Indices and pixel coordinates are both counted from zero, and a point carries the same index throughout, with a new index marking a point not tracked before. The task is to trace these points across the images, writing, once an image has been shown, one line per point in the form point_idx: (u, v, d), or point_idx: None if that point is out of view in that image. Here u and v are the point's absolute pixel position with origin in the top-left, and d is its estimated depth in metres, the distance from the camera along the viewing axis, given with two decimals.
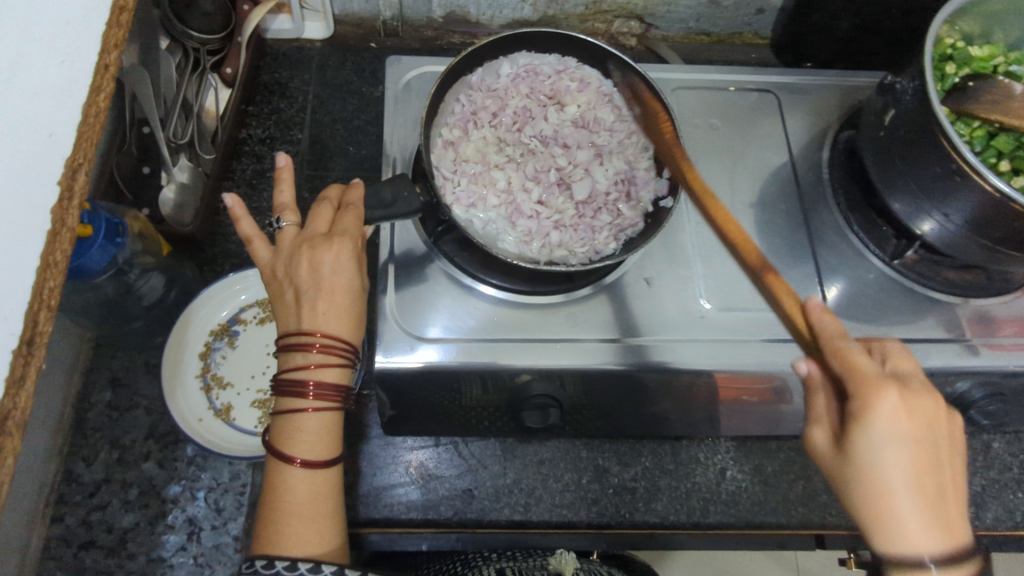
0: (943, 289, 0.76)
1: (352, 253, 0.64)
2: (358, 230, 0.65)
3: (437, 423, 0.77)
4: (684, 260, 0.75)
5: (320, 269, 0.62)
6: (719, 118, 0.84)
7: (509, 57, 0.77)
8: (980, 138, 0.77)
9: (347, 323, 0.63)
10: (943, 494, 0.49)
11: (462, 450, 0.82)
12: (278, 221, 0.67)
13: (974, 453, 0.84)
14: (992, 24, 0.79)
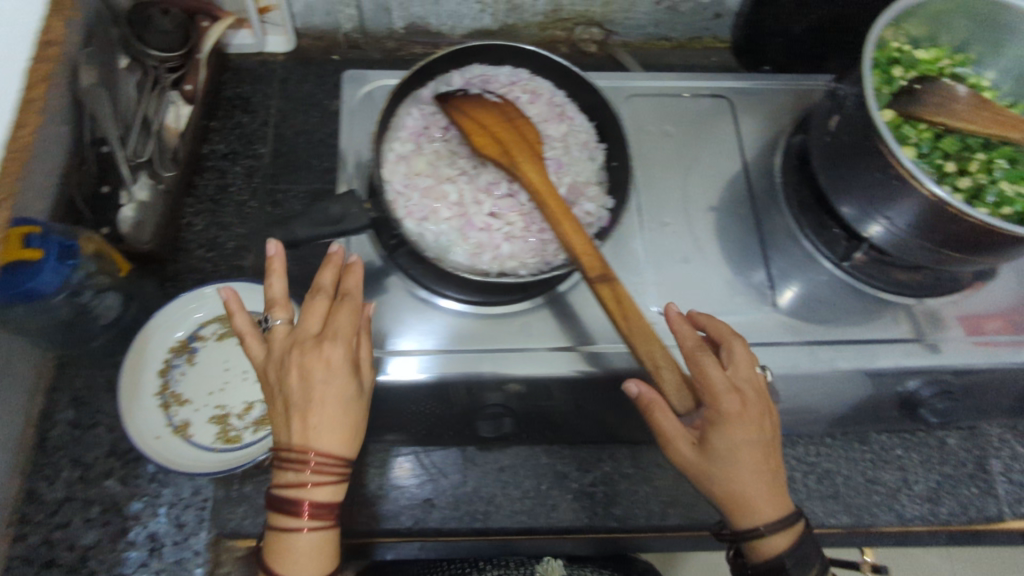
0: (891, 289, 0.77)
1: (344, 358, 0.60)
2: (350, 328, 0.62)
3: (396, 433, 0.79)
4: (635, 266, 0.77)
5: (309, 378, 0.59)
6: (673, 125, 0.84)
7: (462, 69, 0.77)
8: (927, 140, 0.78)
9: (344, 435, 0.60)
10: (776, 473, 0.61)
11: (423, 456, 0.82)
12: (268, 319, 0.64)
13: (929, 450, 0.85)
14: (935, 27, 0.80)
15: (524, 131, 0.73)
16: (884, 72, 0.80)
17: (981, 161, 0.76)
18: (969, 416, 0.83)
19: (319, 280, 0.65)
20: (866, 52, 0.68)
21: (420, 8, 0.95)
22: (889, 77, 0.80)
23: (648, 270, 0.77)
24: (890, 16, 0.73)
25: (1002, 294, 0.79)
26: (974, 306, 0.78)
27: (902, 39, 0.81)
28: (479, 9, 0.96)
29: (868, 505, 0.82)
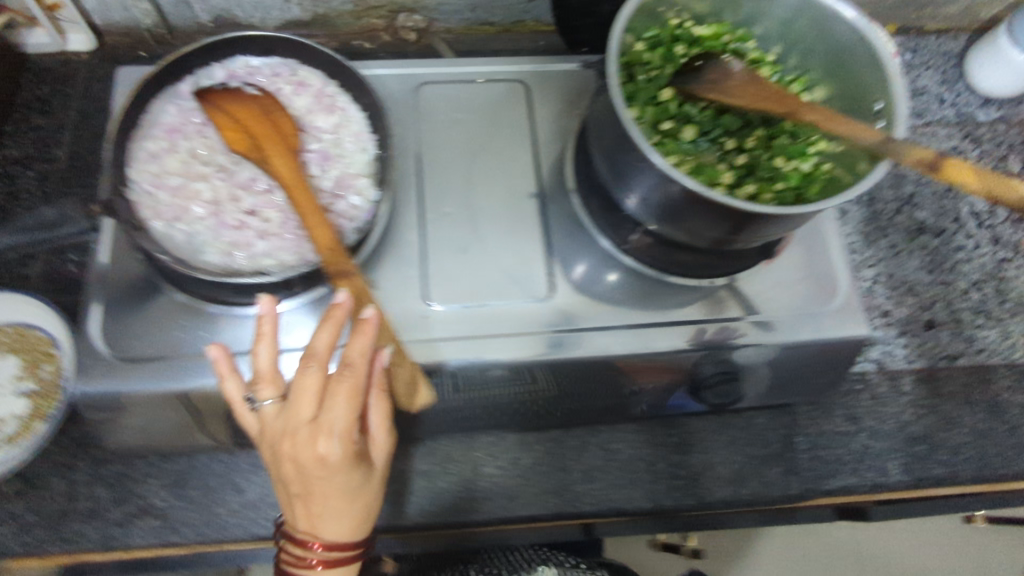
0: (675, 271, 0.76)
1: (343, 452, 0.62)
2: (351, 416, 0.62)
3: (168, 442, 0.81)
4: (410, 260, 0.76)
5: (306, 474, 0.62)
6: (464, 112, 0.81)
7: (222, 61, 0.74)
8: (709, 118, 0.75)
9: (353, 519, 0.66)
10: None
11: (204, 469, 0.83)
12: (256, 397, 0.65)
13: (732, 431, 0.86)
14: (718, 4, 0.76)
15: (278, 127, 0.70)
16: (665, 50, 0.76)
17: (756, 140, 0.74)
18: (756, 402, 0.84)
19: (313, 350, 0.63)
20: (619, 23, 0.64)
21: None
22: (670, 55, 0.76)
23: (422, 263, 0.75)
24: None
25: (782, 276, 0.78)
26: (752, 291, 0.77)
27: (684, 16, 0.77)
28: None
29: (668, 489, 0.83)
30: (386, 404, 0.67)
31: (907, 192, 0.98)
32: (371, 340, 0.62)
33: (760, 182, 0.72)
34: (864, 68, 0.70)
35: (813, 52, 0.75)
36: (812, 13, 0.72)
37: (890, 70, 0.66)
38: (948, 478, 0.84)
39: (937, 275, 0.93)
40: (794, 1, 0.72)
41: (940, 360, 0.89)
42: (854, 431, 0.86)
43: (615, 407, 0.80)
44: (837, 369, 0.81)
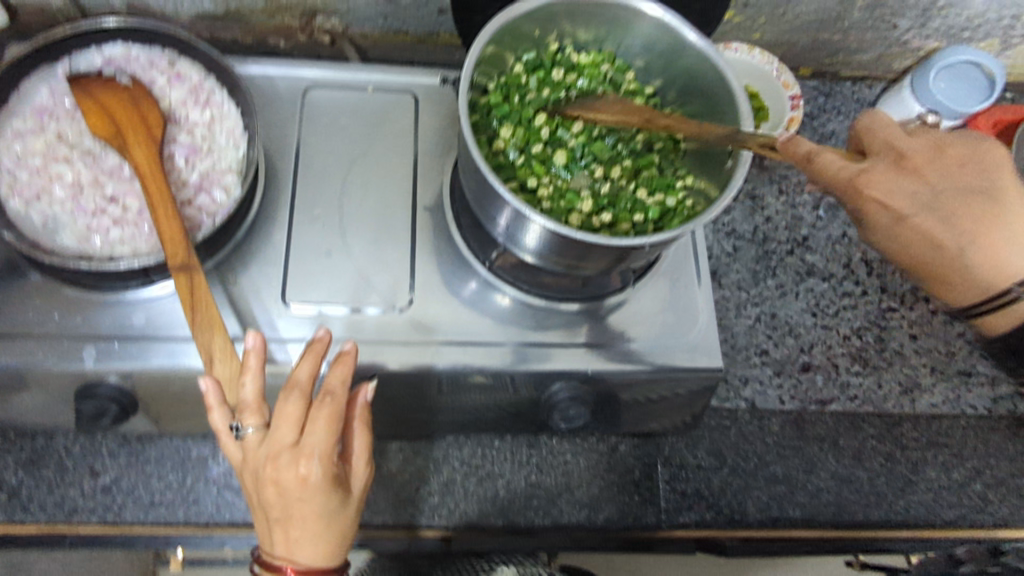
0: (535, 292, 0.77)
1: (324, 474, 0.57)
2: (331, 439, 0.58)
3: (19, 422, 0.78)
4: (275, 259, 0.76)
5: (286, 495, 0.57)
6: (348, 118, 0.84)
7: (99, 49, 0.75)
8: (580, 143, 0.76)
9: (328, 545, 0.59)
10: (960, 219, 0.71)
11: (62, 451, 0.82)
12: (239, 426, 0.59)
13: (596, 455, 0.87)
14: (599, 33, 0.77)
15: (142, 116, 0.70)
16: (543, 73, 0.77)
17: (623, 168, 0.75)
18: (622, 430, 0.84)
19: (297, 376, 0.61)
20: (477, 40, 0.66)
21: None
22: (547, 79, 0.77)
23: (285, 262, 0.76)
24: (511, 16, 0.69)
25: (645, 304, 0.79)
26: (612, 317, 0.78)
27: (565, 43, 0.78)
28: None
29: (522, 510, 0.83)
30: (366, 432, 0.63)
31: (801, 235, 0.99)
32: (348, 371, 0.63)
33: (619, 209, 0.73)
34: (725, 105, 0.71)
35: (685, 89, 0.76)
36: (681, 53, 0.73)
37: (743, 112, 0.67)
38: (804, 521, 0.84)
39: (819, 319, 0.94)
40: (665, 38, 0.73)
41: (811, 403, 0.90)
42: (716, 466, 0.86)
43: (473, 424, 0.81)
44: (696, 405, 0.81)
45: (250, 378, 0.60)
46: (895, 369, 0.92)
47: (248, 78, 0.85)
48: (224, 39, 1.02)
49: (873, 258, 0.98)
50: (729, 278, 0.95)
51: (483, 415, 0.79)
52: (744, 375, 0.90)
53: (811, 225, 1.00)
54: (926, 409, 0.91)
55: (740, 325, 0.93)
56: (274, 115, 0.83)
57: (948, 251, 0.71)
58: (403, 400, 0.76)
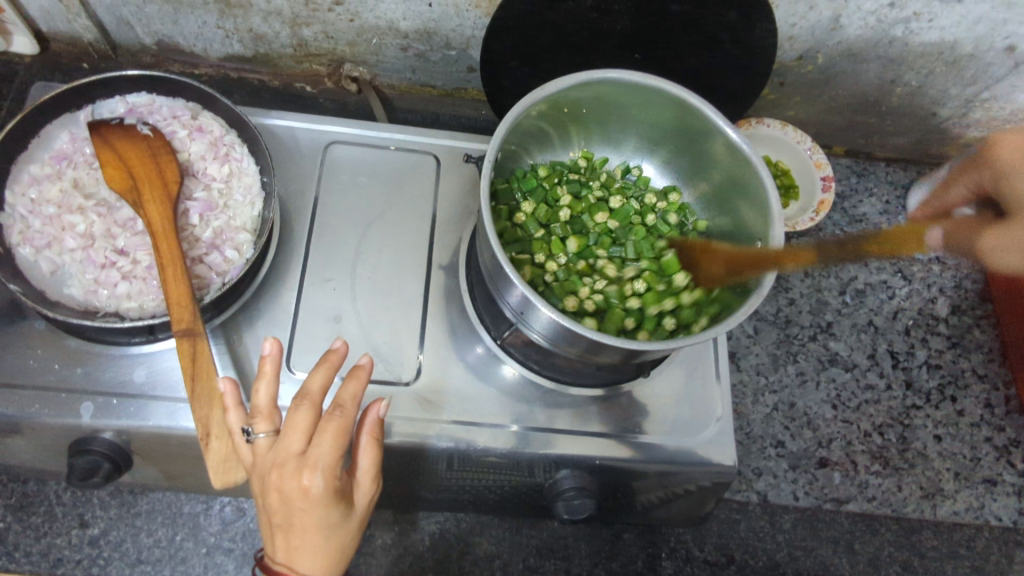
0: (547, 374, 0.74)
1: (326, 487, 0.54)
2: (337, 452, 0.55)
3: (10, 468, 0.75)
4: (282, 322, 0.74)
5: (288, 503, 0.54)
6: (368, 178, 0.83)
7: (123, 98, 0.74)
8: (599, 238, 0.77)
9: (326, 559, 0.55)
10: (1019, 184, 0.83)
11: (52, 497, 0.80)
12: (251, 430, 0.59)
13: (599, 542, 0.84)
14: (637, 123, 0.77)
15: (160, 170, 0.69)
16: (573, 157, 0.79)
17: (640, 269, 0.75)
18: (629, 518, 0.81)
19: (309, 386, 0.59)
20: (506, 120, 0.64)
21: (161, 26, 0.92)
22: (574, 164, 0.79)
23: (292, 325, 0.74)
24: (546, 95, 0.68)
25: (659, 392, 0.76)
26: (624, 404, 0.75)
27: (603, 127, 0.79)
28: (224, 34, 0.93)
29: None
30: (377, 449, 0.59)
31: (825, 320, 0.97)
32: (361, 388, 0.60)
33: (629, 305, 0.73)
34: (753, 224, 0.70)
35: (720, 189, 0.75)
36: (718, 153, 0.72)
37: (772, 214, 0.65)
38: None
39: (840, 412, 0.91)
40: (704, 134, 0.72)
41: (827, 502, 0.86)
42: (723, 562, 0.83)
43: (473, 502, 0.78)
44: (706, 501, 0.78)
45: (265, 387, 0.59)
46: (917, 471, 0.89)
47: (269, 128, 0.83)
48: (251, 81, 1.02)
49: (898, 349, 0.95)
50: (749, 361, 0.93)
51: (484, 495, 0.77)
52: (758, 467, 0.87)
53: (836, 310, 0.97)
54: (947, 516, 0.87)
55: (757, 413, 0.90)
56: (293, 171, 0.82)
57: (1021, 194, 0.81)
58: (402, 473, 0.74)
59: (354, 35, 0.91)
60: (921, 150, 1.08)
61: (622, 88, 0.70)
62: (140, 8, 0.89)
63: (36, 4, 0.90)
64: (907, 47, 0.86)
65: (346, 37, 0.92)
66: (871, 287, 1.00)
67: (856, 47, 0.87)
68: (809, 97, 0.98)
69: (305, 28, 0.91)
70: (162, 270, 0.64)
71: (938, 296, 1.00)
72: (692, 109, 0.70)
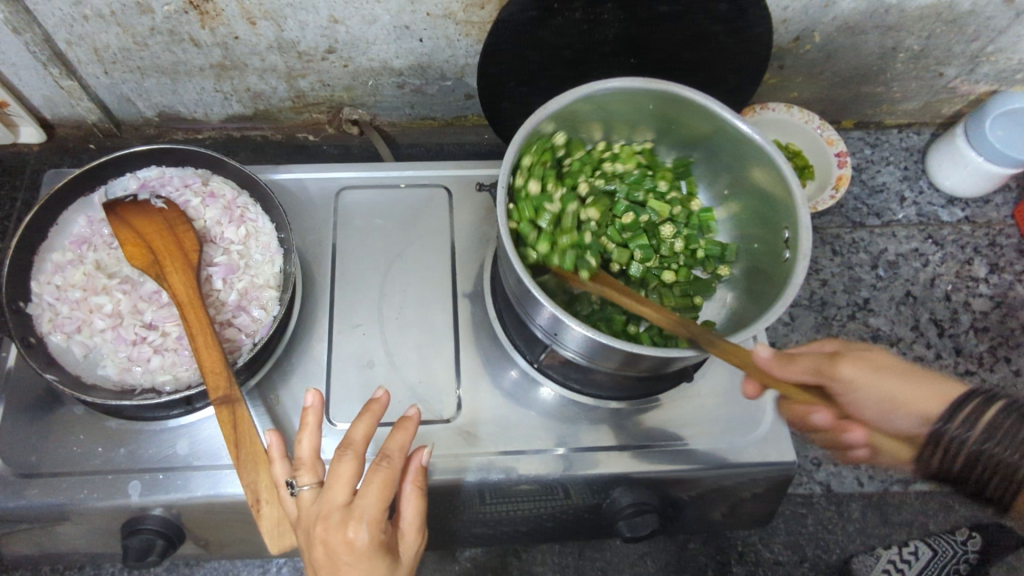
0: (590, 392, 0.73)
1: (372, 540, 0.53)
2: (383, 503, 0.54)
3: (64, 555, 0.75)
4: (316, 374, 0.73)
5: (333, 558, 0.52)
6: (382, 219, 0.83)
7: (133, 174, 0.74)
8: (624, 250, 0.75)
9: None
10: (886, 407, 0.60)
11: None
12: (295, 483, 0.58)
13: (665, 556, 0.82)
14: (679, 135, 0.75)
15: (177, 241, 0.69)
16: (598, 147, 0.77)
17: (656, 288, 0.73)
18: (692, 528, 0.79)
19: (352, 438, 0.59)
20: (517, 140, 0.64)
21: (161, 98, 0.93)
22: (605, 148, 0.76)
23: (326, 377, 0.73)
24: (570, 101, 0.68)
25: (704, 395, 0.74)
26: (670, 410, 0.73)
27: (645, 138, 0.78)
28: (223, 97, 0.94)
29: None
30: (420, 500, 0.58)
31: (861, 298, 0.94)
32: (408, 439, 0.59)
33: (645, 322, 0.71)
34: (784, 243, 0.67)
35: (755, 210, 0.72)
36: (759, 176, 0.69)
37: (799, 207, 0.63)
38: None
39: None
40: (724, 141, 0.71)
41: (894, 484, 0.83)
42: (795, 560, 0.81)
43: (531, 533, 0.77)
44: (770, 501, 0.76)
45: (308, 437, 0.59)
46: None
47: (279, 183, 0.84)
48: (254, 137, 1.03)
49: (942, 318, 0.93)
50: (790, 349, 0.90)
51: (541, 523, 0.75)
52: (817, 458, 0.84)
53: (871, 286, 0.95)
54: None
55: None
56: (307, 222, 0.82)
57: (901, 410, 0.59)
58: (454, 511, 0.72)
59: (349, 80, 0.91)
60: (933, 113, 1.06)
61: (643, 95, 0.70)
62: (139, 84, 0.90)
63: (38, 94, 0.91)
64: (904, 13, 0.85)
65: (341, 82, 0.92)
66: (903, 258, 0.98)
67: (852, 20, 0.85)
68: (811, 76, 0.96)
69: (301, 79, 0.91)
70: (192, 340, 0.64)
71: (974, 257, 0.98)
72: (711, 119, 0.69)
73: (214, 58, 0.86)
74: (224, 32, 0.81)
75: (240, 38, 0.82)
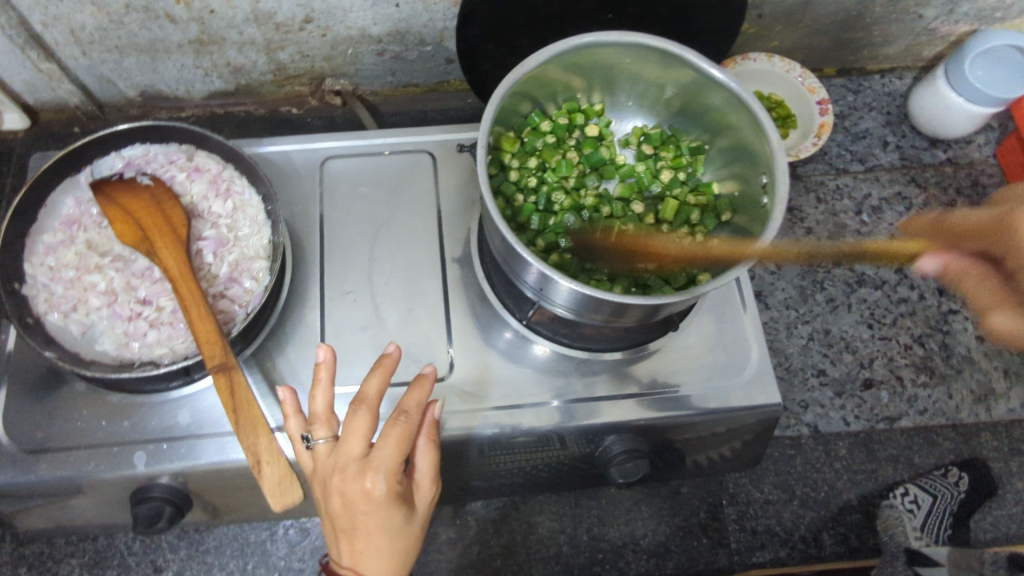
0: (577, 345, 0.75)
1: (389, 490, 0.54)
2: (400, 455, 0.55)
3: (77, 526, 0.78)
4: (311, 340, 0.75)
5: (352, 507, 0.55)
6: (368, 186, 0.84)
7: (118, 153, 0.75)
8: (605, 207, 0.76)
9: (392, 560, 0.56)
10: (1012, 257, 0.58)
11: (123, 548, 0.82)
12: (311, 437, 0.60)
13: (658, 501, 0.84)
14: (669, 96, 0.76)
15: (165, 216, 0.70)
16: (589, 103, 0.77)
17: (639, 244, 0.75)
18: (684, 473, 0.82)
19: (368, 391, 0.60)
20: (495, 97, 0.64)
21: (142, 77, 0.93)
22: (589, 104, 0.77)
23: (321, 343, 0.75)
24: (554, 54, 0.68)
25: (689, 343, 0.76)
26: (659, 360, 0.75)
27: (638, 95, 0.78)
28: (203, 73, 0.94)
29: (588, 565, 0.82)
30: (434, 450, 0.60)
31: (846, 244, 0.96)
32: (425, 394, 0.60)
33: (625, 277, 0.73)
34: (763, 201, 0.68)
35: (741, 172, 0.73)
36: (745, 137, 0.70)
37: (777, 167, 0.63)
38: (899, 539, 0.81)
39: (877, 331, 0.90)
40: (708, 96, 0.71)
41: (880, 423, 0.85)
42: (784, 500, 0.84)
43: (528, 483, 0.79)
44: (758, 443, 0.78)
45: (323, 394, 0.60)
46: (965, 375, 0.87)
47: (264, 156, 0.84)
48: (237, 113, 1.03)
49: None
50: (776, 297, 0.92)
51: (537, 474, 0.77)
52: (804, 401, 0.86)
53: (856, 231, 0.96)
54: (1003, 415, 0.86)
55: (794, 346, 0.89)
56: (293, 192, 0.83)
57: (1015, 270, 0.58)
58: (450, 467, 0.75)
59: (328, 49, 0.92)
60: (914, 56, 1.06)
61: (628, 50, 0.70)
62: (119, 64, 0.90)
63: (19, 79, 0.91)
64: None
65: (320, 53, 0.92)
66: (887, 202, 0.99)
67: None
68: (791, 24, 0.96)
69: (280, 51, 0.91)
70: (187, 312, 0.65)
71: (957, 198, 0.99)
72: (693, 73, 0.69)
73: (191, 33, 0.86)
74: (199, 7, 0.81)
75: (216, 11, 0.82)
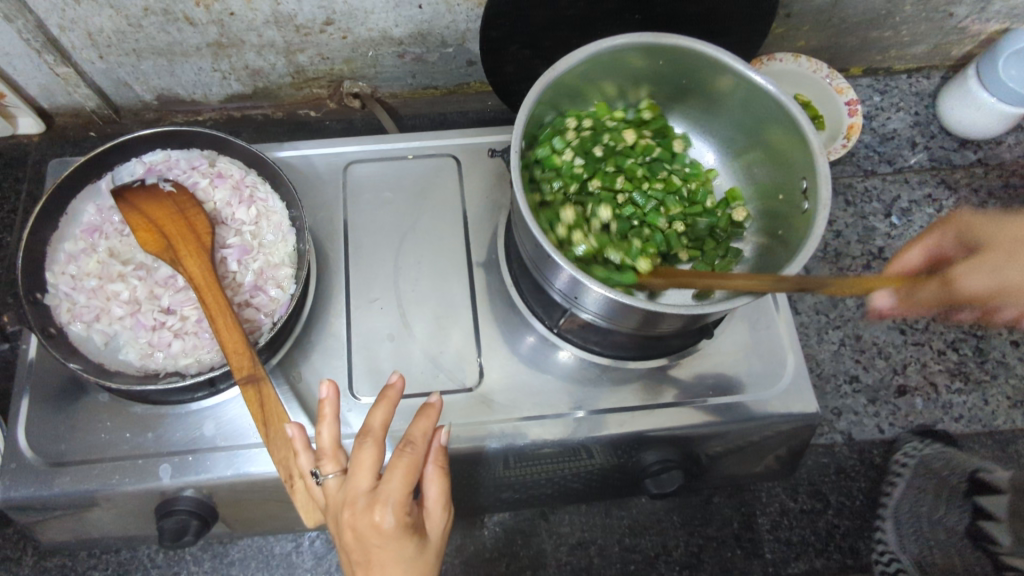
0: (609, 353, 0.73)
1: (398, 523, 0.53)
2: (408, 487, 0.54)
3: (99, 540, 0.76)
4: (337, 349, 0.73)
5: (363, 541, 0.53)
6: (392, 192, 0.82)
7: (140, 158, 0.74)
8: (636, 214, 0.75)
9: None
10: None
11: (145, 561, 0.81)
12: (319, 472, 0.58)
13: (690, 511, 0.83)
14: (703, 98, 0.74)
15: (187, 222, 0.69)
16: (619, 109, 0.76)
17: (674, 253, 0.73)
18: (717, 482, 0.80)
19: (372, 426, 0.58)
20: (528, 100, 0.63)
21: (159, 80, 0.92)
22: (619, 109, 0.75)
23: (347, 352, 0.73)
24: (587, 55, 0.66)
25: (723, 350, 0.75)
26: (692, 368, 0.73)
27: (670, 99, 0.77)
28: (221, 77, 0.93)
29: None
30: (442, 480, 0.59)
31: (876, 247, 0.94)
32: (432, 424, 0.59)
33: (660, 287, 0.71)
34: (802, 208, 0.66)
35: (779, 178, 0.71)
36: (783, 141, 0.68)
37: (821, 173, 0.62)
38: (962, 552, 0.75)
39: (909, 336, 0.88)
40: (746, 98, 0.70)
41: (915, 430, 0.84)
42: (819, 509, 0.82)
43: (558, 494, 0.78)
44: (793, 451, 0.76)
45: (327, 428, 0.58)
46: (1001, 382, 0.86)
47: (286, 161, 0.83)
48: (254, 117, 1.02)
49: None
50: (806, 302, 0.90)
51: (568, 484, 0.76)
52: (837, 407, 0.85)
53: (885, 234, 0.95)
54: None
55: (825, 352, 0.87)
56: (316, 198, 0.81)
57: None
58: (480, 478, 0.73)
59: (348, 51, 0.90)
60: (942, 56, 1.04)
61: (661, 52, 0.69)
62: (136, 67, 0.89)
63: (35, 83, 0.90)
64: None
65: (341, 55, 0.91)
66: (917, 204, 0.97)
67: None
68: (818, 24, 0.94)
69: (299, 54, 0.90)
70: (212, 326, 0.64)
71: (988, 200, 0.97)
72: (726, 73, 0.68)
73: (210, 36, 0.84)
74: (220, 9, 0.80)
75: (236, 14, 0.81)
